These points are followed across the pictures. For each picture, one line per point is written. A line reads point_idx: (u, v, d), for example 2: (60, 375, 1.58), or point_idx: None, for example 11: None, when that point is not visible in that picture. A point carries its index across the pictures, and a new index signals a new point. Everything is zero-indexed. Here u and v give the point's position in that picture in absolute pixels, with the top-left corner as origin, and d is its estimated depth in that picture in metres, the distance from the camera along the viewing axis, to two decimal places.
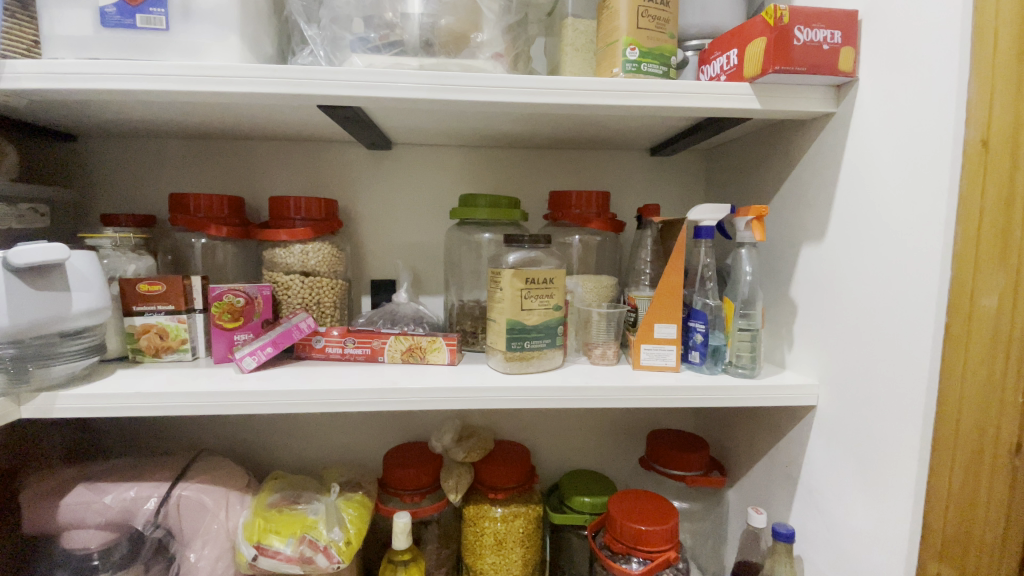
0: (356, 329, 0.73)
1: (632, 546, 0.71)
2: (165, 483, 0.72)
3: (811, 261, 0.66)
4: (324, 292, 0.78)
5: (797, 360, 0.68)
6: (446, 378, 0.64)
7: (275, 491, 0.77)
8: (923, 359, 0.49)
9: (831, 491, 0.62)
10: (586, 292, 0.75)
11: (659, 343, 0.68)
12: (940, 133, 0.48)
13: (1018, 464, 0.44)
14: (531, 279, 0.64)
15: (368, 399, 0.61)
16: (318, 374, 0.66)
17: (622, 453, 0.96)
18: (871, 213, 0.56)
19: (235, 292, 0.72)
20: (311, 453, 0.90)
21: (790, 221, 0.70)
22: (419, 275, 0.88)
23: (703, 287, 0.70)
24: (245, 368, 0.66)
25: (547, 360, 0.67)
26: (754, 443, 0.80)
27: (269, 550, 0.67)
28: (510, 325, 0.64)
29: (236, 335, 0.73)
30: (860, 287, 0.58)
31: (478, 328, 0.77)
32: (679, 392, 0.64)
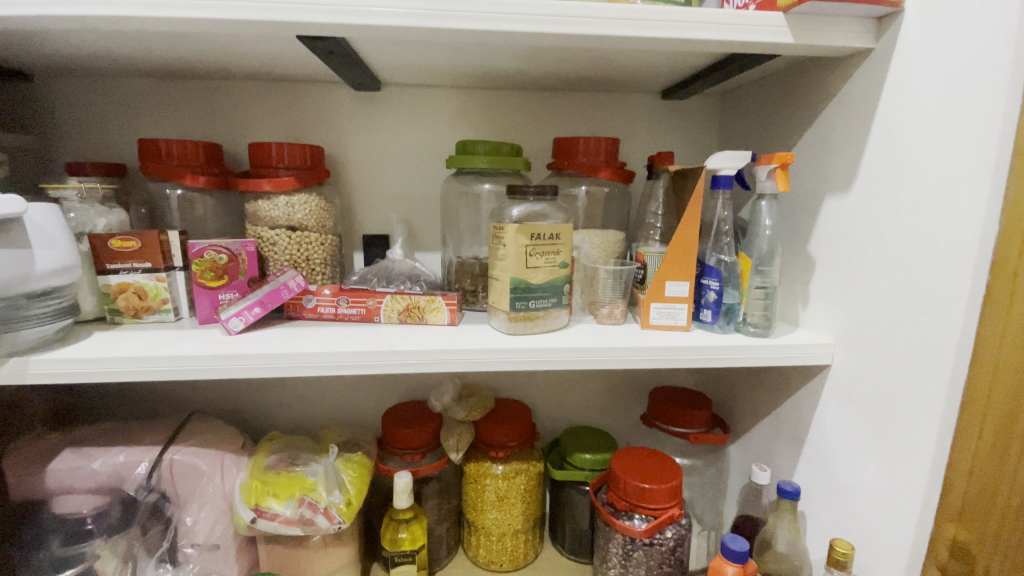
0: (349, 288, 0.68)
1: (635, 503, 0.71)
2: (156, 447, 0.70)
3: (834, 214, 0.61)
4: (313, 247, 0.73)
5: (812, 318, 0.65)
6: (446, 340, 0.61)
7: (271, 453, 0.74)
8: (956, 321, 0.47)
9: (840, 452, 0.61)
10: (593, 248, 0.71)
11: (669, 301, 0.64)
12: (1001, 72, 0.43)
13: None
14: (536, 234, 0.59)
15: (365, 362, 0.58)
16: (311, 336, 0.63)
17: (623, 410, 0.96)
18: (907, 162, 0.52)
19: (216, 248, 0.68)
20: (307, 413, 0.87)
21: (812, 172, 0.65)
22: (413, 230, 0.83)
23: (718, 242, 0.65)
24: (232, 330, 0.62)
25: (553, 320, 0.63)
26: (759, 401, 0.78)
27: (267, 513, 0.66)
28: (514, 284, 0.60)
29: (220, 294, 0.68)
30: (888, 243, 0.54)
31: (478, 286, 0.73)
32: (691, 352, 0.61)
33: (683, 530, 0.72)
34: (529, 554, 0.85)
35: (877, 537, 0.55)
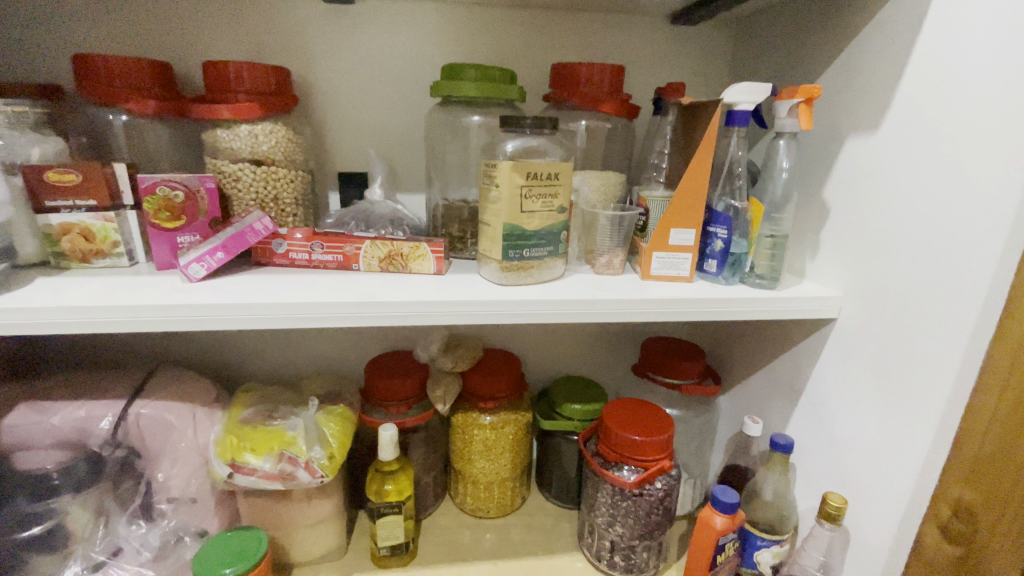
0: (323, 232, 0.62)
1: (625, 455, 0.69)
2: (120, 401, 0.65)
3: (855, 158, 0.56)
4: (282, 185, 0.66)
5: (820, 269, 0.62)
6: (432, 290, 0.56)
7: (247, 406, 0.70)
8: (985, 276, 0.44)
9: (839, 407, 0.60)
10: (592, 191, 0.65)
11: (673, 251, 0.60)
12: None
13: None
14: (533, 174, 0.53)
15: (344, 314, 0.53)
16: (282, 284, 0.57)
17: (614, 361, 0.93)
18: (948, 98, 0.47)
19: (170, 184, 0.60)
20: (286, 364, 0.83)
21: (834, 109, 0.59)
22: (394, 168, 0.75)
23: (731, 185, 0.60)
24: (193, 278, 0.56)
25: (548, 271, 0.59)
26: (755, 353, 0.76)
27: (244, 468, 0.63)
28: (507, 231, 0.54)
29: (179, 236, 0.62)
30: (917, 189, 0.50)
31: (466, 232, 0.67)
32: (694, 304, 0.57)
33: (672, 481, 0.71)
34: (516, 501, 0.85)
35: (873, 492, 0.54)
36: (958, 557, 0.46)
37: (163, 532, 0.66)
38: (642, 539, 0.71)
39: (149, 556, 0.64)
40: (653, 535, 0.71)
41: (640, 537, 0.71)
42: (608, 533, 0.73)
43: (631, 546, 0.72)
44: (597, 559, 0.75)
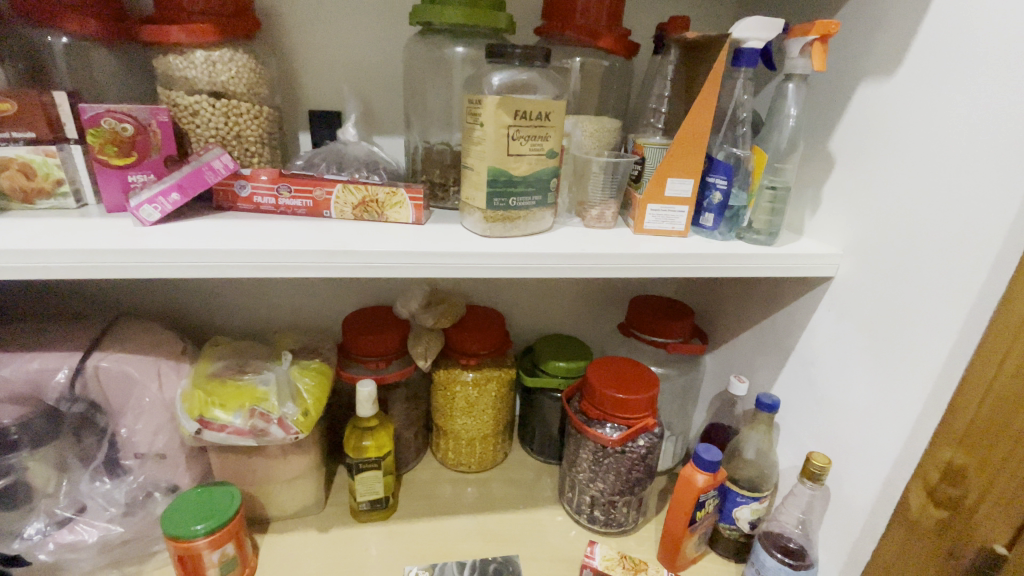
0: (290, 174, 0.57)
1: (609, 413, 0.67)
2: (76, 353, 0.61)
3: (867, 105, 0.52)
4: (245, 122, 0.59)
5: (820, 226, 0.59)
6: (409, 240, 0.52)
7: (215, 360, 0.67)
8: (1000, 229, 0.41)
9: (829, 367, 0.58)
10: (586, 137, 0.60)
11: (668, 203, 0.56)
12: None
13: None
14: (521, 111, 0.48)
15: (313, 263, 0.49)
16: (246, 230, 0.52)
17: (601, 319, 0.91)
18: (979, 34, 0.43)
19: (116, 115, 0.54)
20: (258, 317, 0.79)
21: (848, 50, 0.54)
22: (370, 107, 0.69)
23: (733, 132, 0.56)
24: (145, 221, 0.51)
25: (535, 223, 0.55)
26: (744, 312, 0.75)
27: (213, 424, 0.60)
28: (491, 176, 0.50)
29: (130, 175, 0.56)
30: (933, 137, 0.46)
31: (448, 179, 0.63)
32: (688, 260, 0.54)
33: (655, 438, 0.70)
34: (497, 457, 0.85)
35: (859, 451, 0.54)
36: (942, 520, 0.45)
37: (131, 488, 0.64)
38: (622, 494, 0.71)
39: (116, 512, 0.62)
40: (634, 491, 0.71)
41: (620, 493, 0.71)
42: (589, 489, 0.72)
43: (611, 501, 0.72)
44: (577, 513, 0.75)
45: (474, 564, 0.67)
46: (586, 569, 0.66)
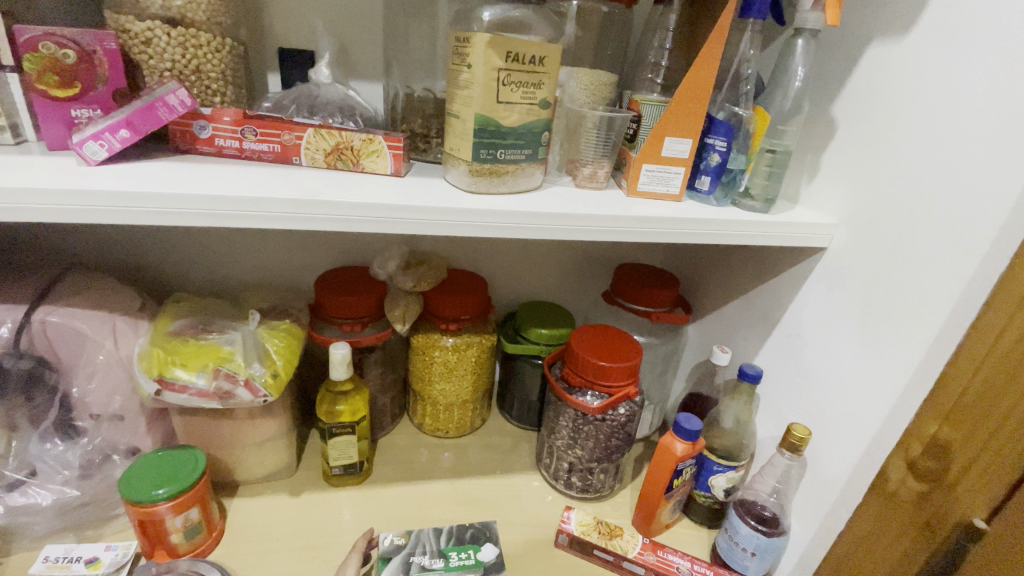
0: (256, 115, 0.51)
1: (591, 380, 0.65)
2: (19, 307, 0.56)
3: (877, 67, 0.50)
4: (205, 55, 0.53)
5: (818, 194, 0.57)
6: (387, 193, 0.48)
7: (177, 317, 0.63)
8: (1007, 199, 0.39)
9: (815, 338, 0.58)
10: (580, 89, 0.57)
11: (664, 164, 0.53)
12: None
13: None
14: (514, 54, 0.44)
15: (281, 214, 0.45)
16: (206, 175, 0.48)
17: (584, 286, 0.89)
18: None
19: (55, 38, 0.47)
20: (225, 274, 0.74)
21: (861, 4, 0.51)
22: (345, 47, 0.63)
23: (735, 90, 0.53)
24: (90, 160, 0.46)
25: (523, 180, 0.51)
26: (731, 282, 0.73)
27: (173, 385, 0.56)
28: (478, 125, 0.46)
29: (74, 109, 0.50)
30: (945, 101, 0.44)
31: (430, 130, 0.58)
32: (682, 224, 0.51)
33: (636, 407, 0.69)
34: (475, 423, 0.83)
35: (841, 422, 0.54)
36: (921, 492, 0.45)
37: (86, 450, 0.60)
38: (600, 461, 0.71)
39: (71, 475, 0.59)
40: (611, 458, 0.71)
41: (598, 460, 0.71)
42: (567, 455, 0.72)
43: (589, 468, 0.71)
44: (554, 479, 0.75)
45: (451, 530, 0.66)
46: (562, 534, 0.66)
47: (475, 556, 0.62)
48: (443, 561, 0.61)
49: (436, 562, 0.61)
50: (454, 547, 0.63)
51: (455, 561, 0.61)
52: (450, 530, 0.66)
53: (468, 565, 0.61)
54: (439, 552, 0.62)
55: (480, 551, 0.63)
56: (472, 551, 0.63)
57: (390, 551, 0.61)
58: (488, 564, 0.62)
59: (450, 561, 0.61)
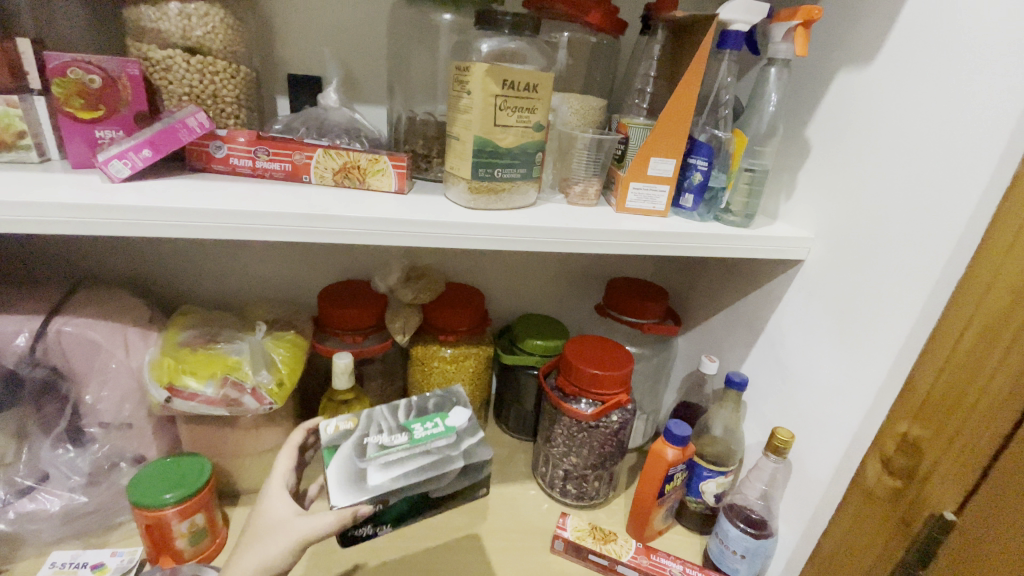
0: (269, 136, 0.55)
1: (585, 389, 0.68)
2: (36, 317, 0.59)
3: (846, 92, 0.54)
4: (221, 81, 0.57)
5: (795, 210, 0.61)
6: (392, 209, 0.51)
7: (185, 328, 0.65)
8: (964, 213, 0.43)
9: (796, 345, 0.61)
10: (571, 113, 0.61)
11: (650, 182, 0.57)
12: None
13: None
14: (509, 81, 0.48)
15: (293, 228, 0.48)
16: (221, 191, 0.51)
17: (578, 299, 0.92)
18: (951, 24, 0.44)
19: (84, 66, 0.51)
20: (231, 287, 0.77)
21: (829, 37, 0.56)
22: (352, 73, 0.67)
23: (714, 114, 0.58)
24: (114, 177, 0.49)
25: (519, 197, 0.55)
26: (718, 294, 0.77)
27: (184, 393, 0.59)
28: (477, 146, 0.49)
29: (97, 130, 0.53)
30: (906, 123, 0.48)
31: (432, 150, 0.62)
32: (668, 238, 0.55)
33: (628, 414, 0.71)
34: None
35: (823, 426, 0.56)
36: (896, 489, 0.47)
37: (95, 458, 0.62)
38: (595, 469, 0.73)
39: (80, 482, 0.61)
40: (606, 465, 0.73)
41: (593, 467, 0.73)
42: (563, 463, 0.74)
43: (584, 475, 0.73)
44: (549, 487, 0.77)
45: (411, 405, 0.53)
46: (558, 539, 0.67)
47: (445, 423, 0.50)
48: (405, 436, 0.48)
49: (394, 439, 0.48)
50: (415, 420, 0.51)
51: (421, 432, 0.49)
52: (407, 404, 0.53)
53: (438, 433, 0.49)
54: (399, 427, 0.50)
55: (450, 417, 0.51)
56: (440, 419, 0.51)
57: (337, 439, 0.49)
58: (462, 428, 0.50)
59: (414, 435, 0.49)
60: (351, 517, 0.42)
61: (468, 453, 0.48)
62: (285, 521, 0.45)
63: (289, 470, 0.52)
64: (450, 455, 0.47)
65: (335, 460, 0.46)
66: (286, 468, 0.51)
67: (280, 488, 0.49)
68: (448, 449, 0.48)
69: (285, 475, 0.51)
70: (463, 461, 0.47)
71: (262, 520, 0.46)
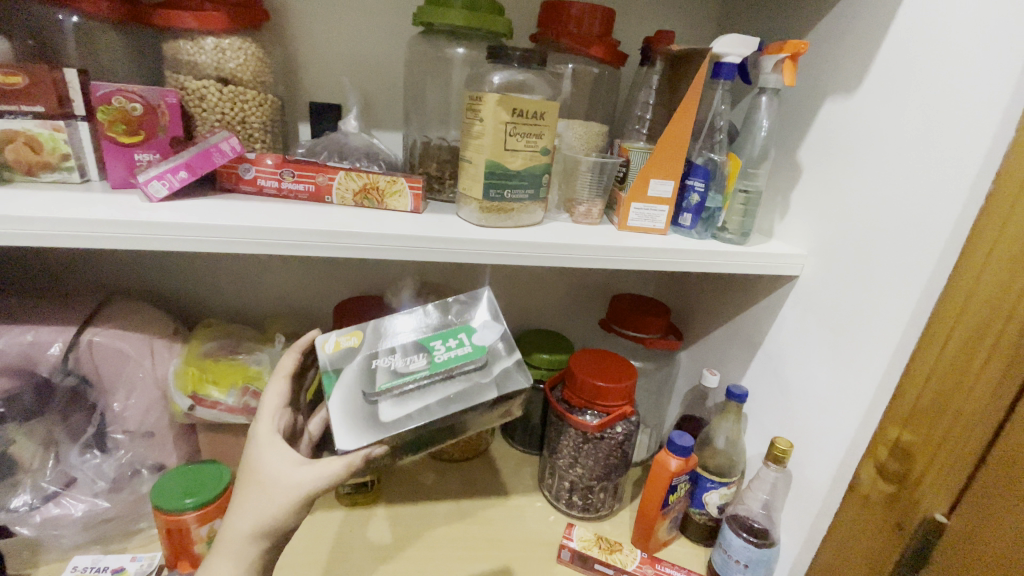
0: (294, 159, 0.59)
1: (590, 400, 0.70)
2: (70, 327, 0.62)
3: (833, 118, 0.58)
4: (250, 108, 0.62)
5: (789, 229, 0.64)
6: (409, 226, 0.55)
7: (207, 340, 0.68)
8: (943, 231, 0.46)
9: (793, 357, 0.63)
10: (576, 138, 0.65)
11: (651, 202, 0.60)
12: None
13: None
14: (518, 110, 0.52)
15: (317, 244, 0.51)
16: (250, 210, 0.55)
17: (583, 315, 0.95)
18: (929, 55, 0.48)
19: (127, 94, 0.55)
20: (250, 302, 0.80)
21: (816, 68, 0.60)
22: (370, 101, 0.72)
23: (710, 139, 0.61)
24: (153, 197, 0.53)
25: (527, 215, 0.58)
26: (717, 310, 0.79)
27: (206, 401, 0.62)
28: (488, 168, 0.53)
29: (137, 153, 0.58)
30: (888, 148, 0.51)
31: (445, 172, 0.66)
32: (668, 254, 0.58)
33: (632, 426, 0.73)
34: (480, 446, 0.87)
35: (820, 436, 0.58)
36: (890, 494, 0.49)
37: (120, 464, 0.64)
38: (600, 480, 0.74)
39: (104, 487, 0.63)
40: (611, 477, 0.75)
41: (598, 478, 0.74)
42: (569, 474, 0.75)
43: (589, 486, 0.75)
44: (556, 499, 0.78)
45: (428, 314, 0.51)
46: (564, 549, 0.69)
47: (470, 342, 0.49)
48: (427, 358, 0.48)
49: (415, 361, 0.47)
50: (436, 337, 0.49)
51: (444, 354, 0.48)
52: (428, 310, 0.51)
53: (462, 357, 0.48)
54: (417, 348, 0.48)
55: (475, 335, 0.50)
56: (464, 336, 0.49)
57: (342, 360, 0.47)
58: (489, 348, 0.50)
59: (436, 356, 0.48)
60: (362, 459, 0.43)
61: (497, 381, 0.48)
62: (284, 470, 0.42)
63: (279, 407, 0.48)
64: (481, 382, 0.48)
65: (343, 388, 0.46)
66: (276, 404, 0.47)
67: (272, 432, 0.45)
68: (475, 373, 0.48)
69: (275, 415, 0.47)
70: (493, 391, 0.48)
71: (256, 468, 0.42)
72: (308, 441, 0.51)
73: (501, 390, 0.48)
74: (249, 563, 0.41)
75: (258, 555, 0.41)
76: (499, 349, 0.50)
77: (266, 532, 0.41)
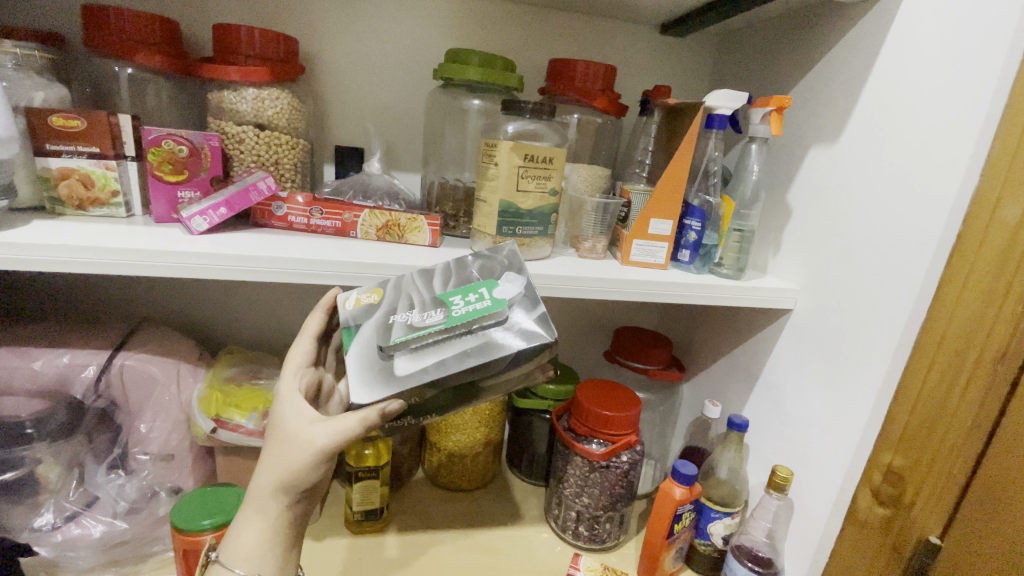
0: (323, 198, 0.64)
1: (596, 429, 0.72)
2: (104, 351, 0.66)
3: (818, 164, 0.63)
4: (284, 151, 0.68)
5: (781, 266, 0.68)
6: (428, 259, 0.59)
7: (230, 366, 0.73)
8: (920, 269, 0.50)
9: (790, 388, 0.66)
10: (581, 181, 0.70)
11: (651, 239, 0.65)
12: (994, 45, 0.45)
13: (999, 373, 0.45)
14: (530, 155, 0.57)
15: (345, 274, 0.56)
16: (283, 243, 0.59)
17: (587, 346, 0.98)
18: (898, 113, 0.53)
19: (176, 138, 0.61)
20: (269, 330, 0.84)
21: (802, 119, 0.66)
22: (391, 146, 0.78)
23: (705, 183, 0.67)
24: (194, 230, 0.57)
25: (536, 249, 0.62)
26: (717, 343, 0.83)
27: (228, 424, 0.65)
28: (502, 208, 0.58)
29: (180, 191, 0.63)
30: (867, 193, 0.56)
31: (460, 211, 0.71)
32: (668, 288, 0.62)
33: (636, 455, 0.75)
34: (487, 476, 0.88)
35: (818, 464, 0.61)
36: (886, 518, 0.52)
37: (140, 485, 0.66)
38: (606, 510, 0.75)
39: (122, 508, 0.64)
40: (617, 507, 0.76)
41: (604, 508, 0.75)
42: (575, 504, 0.77)
43: (595, 517, 0.76)
44: (562, 530, 0.79)
45: (449, 274, 0.53)
46: None
47: (490, 296, 0.49)
48: (443, 313, 0.48)
49: (432, 316, 0.48)
50: (457, 293, 0.50)
51: (461, 309, 0.49)
52: (450, 272, 0.53)
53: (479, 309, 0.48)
54: (435, 305, 0.49)
55: (496, 290, 0.50)
56: (484, 292, 0.50)
57: (358, 318, 0.51)
58: (510, 302, 0.49)
59: (454, 310, 0.48)
60: (379, 415, 0.43)
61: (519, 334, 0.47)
62: (297, 429, 0.44)
63: (303, 365, 0.51)
64: (501, 336, 0.47)
65: (359, 340, 0.48)
66: (299, 362, 0.50)
67: (292, 390, 0.48)
68: (494, 328, 0.47)
69: (297, 372, 0.50)
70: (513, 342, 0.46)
71: (278, 426, 0.45)
72: (337, 399, 0.55)
73: (523, 342, 0.46)
74: (275, 515, 0.45)
75: (281, 508, 0.44)
76: (521, 303, 0.49)
77: (286, 486, 0.43)
